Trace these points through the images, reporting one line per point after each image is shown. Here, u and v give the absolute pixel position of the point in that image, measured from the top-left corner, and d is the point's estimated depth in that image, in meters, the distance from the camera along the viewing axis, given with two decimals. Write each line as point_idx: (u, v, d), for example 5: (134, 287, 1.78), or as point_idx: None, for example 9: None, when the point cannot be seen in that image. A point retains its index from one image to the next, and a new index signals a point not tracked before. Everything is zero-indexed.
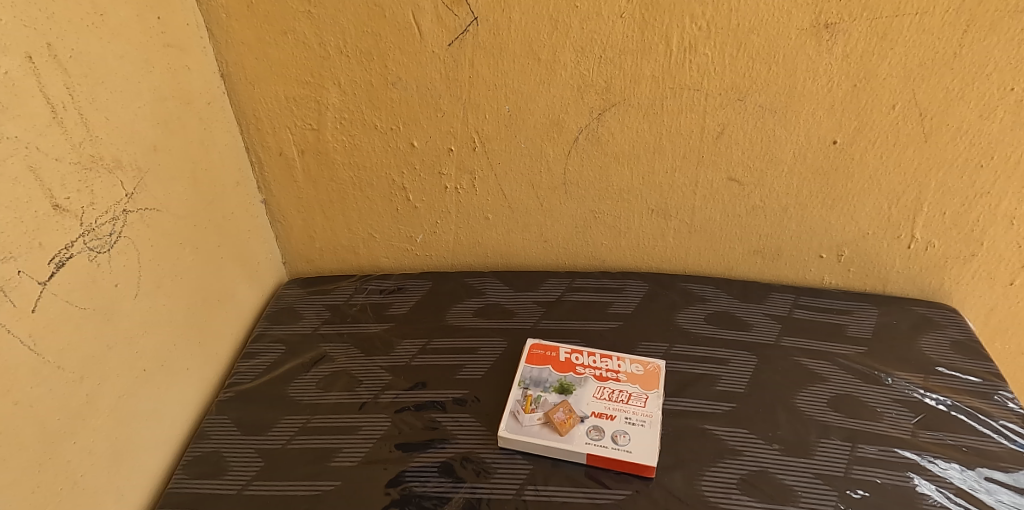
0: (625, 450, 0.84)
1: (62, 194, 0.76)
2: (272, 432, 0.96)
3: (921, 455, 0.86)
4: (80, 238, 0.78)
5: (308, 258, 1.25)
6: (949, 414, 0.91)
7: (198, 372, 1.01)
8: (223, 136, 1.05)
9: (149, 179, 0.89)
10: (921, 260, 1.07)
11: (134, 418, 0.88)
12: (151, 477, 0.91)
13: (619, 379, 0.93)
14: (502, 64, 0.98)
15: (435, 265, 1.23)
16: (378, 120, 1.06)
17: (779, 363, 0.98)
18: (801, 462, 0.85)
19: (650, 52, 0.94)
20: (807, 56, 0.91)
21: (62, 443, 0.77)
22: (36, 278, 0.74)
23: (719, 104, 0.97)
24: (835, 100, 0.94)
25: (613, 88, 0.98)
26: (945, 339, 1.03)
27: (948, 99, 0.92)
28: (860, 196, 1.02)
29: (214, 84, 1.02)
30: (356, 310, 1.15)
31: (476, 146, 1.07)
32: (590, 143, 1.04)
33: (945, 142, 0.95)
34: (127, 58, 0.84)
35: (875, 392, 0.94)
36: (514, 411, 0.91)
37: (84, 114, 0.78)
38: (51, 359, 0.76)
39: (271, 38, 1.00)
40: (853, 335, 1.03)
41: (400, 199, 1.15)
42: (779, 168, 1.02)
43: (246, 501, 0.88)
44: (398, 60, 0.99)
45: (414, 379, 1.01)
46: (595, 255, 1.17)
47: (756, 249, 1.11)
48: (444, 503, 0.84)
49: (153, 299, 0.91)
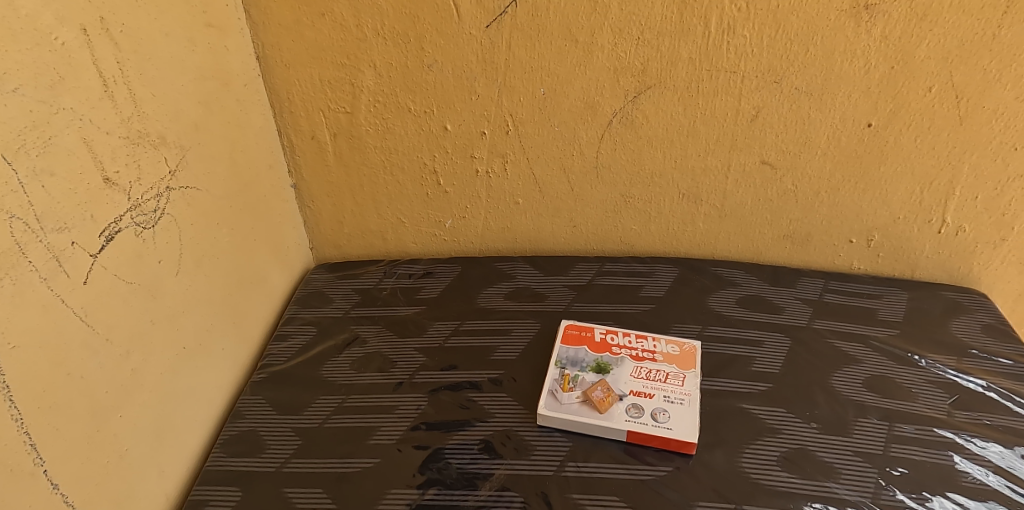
0: (665, 427, 0.85)
1: (112, 167, 0.76)
2: (308, 411, 0.97)
3: (959, 434, 0.87)
4: (127, 213, 0.78)
5: (336, 243, 1.25)
6: (985, 395, 0.92)
7: (232, 353, 1.01)
8: (257, 119, 1.05)
9: (190, 157, 0.89)
10: (952, 245, 1.07)
11: (174, 395, 0.88)
12: (188, 454, 0.91)
13: (656, 359, 0.94)
14: (539, 46, 0.99)
15: (463, 250, 1.24)
16: (412, 103, 1.06)
17: (813, 345, 0.98)
18: (839, 440, 0.85)
19: (688, 34, 0.95)
20: (845, 38, 0.92)
21: (110, 417, 0.77)
22: (88, 250, 0.73)
23: (755, 86, 0.97)
24: (871, 83, 0.95)
25: (649, 70, 0.98)
26: (975, 322, 1.03)
27: (985, 81, 0.92)
28: (893, 180, 1.03)
29: (250, 67, 1.02)
30: (386, 293, 1.16)
31: (510, 130, 1.07)
32: (624, 127, 1.04)
33: (980, 125, 0.96)
34: (172, 36, 0.85)
35: (909, 373, 0.95)
36: (552, 389, 0.91)
37: (133, 89, 0.78)
38: (101, 331, 0.75)
39: (309, 20, 1.00)
40: (884, 319, 1.04)
41: (431, 183, 1.15)
42: (812, 151, 1.02)
43: (285, 478, 0.88)
44: (435, 42, 1.00)
45: (448, 360, 1.01)
46: (623, 240, 1.18)
47: (786, 234, 1.12)
48: (485, 480, 0.84)
49: (193, 278, 0.91)
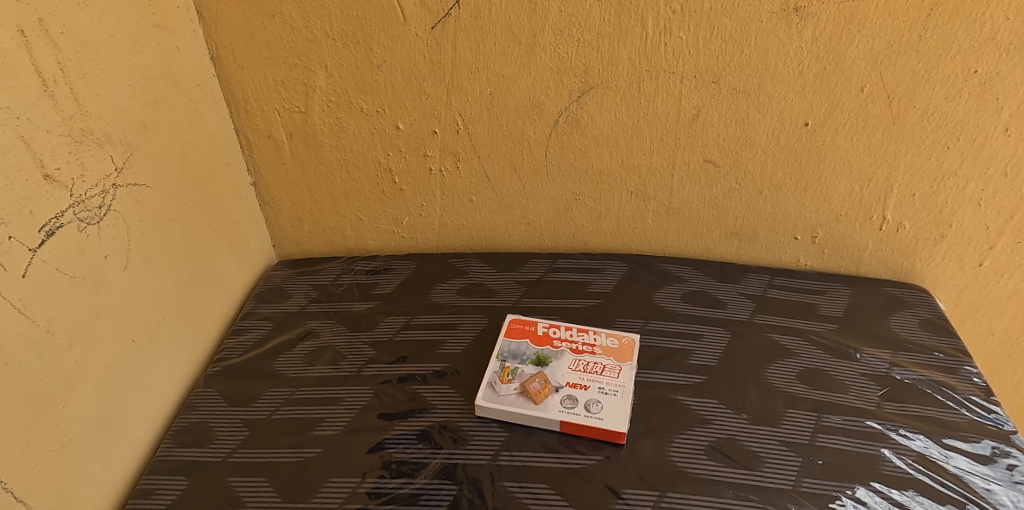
0: (597, 417, 0.87)
1: (52, 165, 0.79)
2: (257, 403, 0.99)
3: (885, 425, 0.89)
4: (70, 209, 0.81)
5: (297, 240, 1.27)
6: (915, 387, 0.94)
7: (187, 347, 1.03)
8: (212, 118, 1.07)
9: (138, 155, 0.92)
10: (893, 242, 1.10)
11: (123, 387, 0.91)
12: (139, 445, 0.93)
13: (595, 352, 0.96)
14: (483, 46, 1.01)
15: (420, 247, 1.26)
16: (364, 103, 1.09)
17: (752, 339, 1.01)
18: (767, 430, 0.88)
19: (626, 35, 0.97)
20: (778, 39, 0.95)
21: (51, 407, 0.80)
22: (26, 245, 0.76)
23: (694, 86, 1.00)
24: (805, 83, 0.98)
25: (591, 71, 1.01)
26: (914, 317, 1.05)
27: (914, 81, 0.96)
28: (831, 179, 1.05)
29: (204, 67, 1.05)
30: (343, 289, 1.18)
31: (460, 129, 1.09)
32: (570, 126, 1.07)
33: (912, 125, 0.99)
34: (117, 37, 0.87)
35: (843, 366, 0.97)
36: (492, 381, 0.94)
37: (74, 88, 0.81)
38: (41, 323, 0.79)
39: (260, 21, 1.03)
40: (825, 313, 1.06)
41: (386, 182, 1.17)
42: (753, 149, 1.05)
43: (230, 467, 0.90)
44: (383, 43, 1.02)
45: (397, 353, 1.03)
46: (576, 237, 1.20)
47: (733, 232, 1.14)
48: (421, 469, 0.87)
49: (142, 273, 0.93)
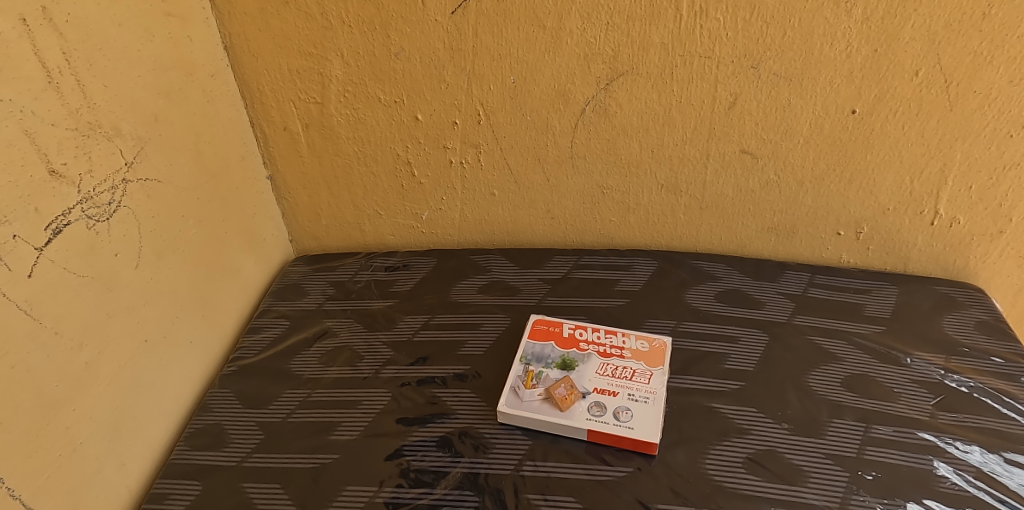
0: (627, 427, 0.82)
1: (59, 159, 0.75)
2: (273, 405, 0.95)
3: (940, 437, 0.83)
4: (78, 205, 0.78)
5: (315, 236, 1.23)
6: (971, 396, 0.87)
7: (202, 346, 1.00)
8: (226, 109, 1.04)
9: (150, 149, 0.88)
10: (945, 238, 1.02)
11: (136, 388, 0.87)
12: (152, 447, 0.90)
13: (624, 356, 0.91)
14: (506, 32, 0.96)
15: (440, 242, 1.21)
16: (382, 93, 1.04)
17: (792, 341, 0.95)
18: (811, 442, 0.82)
19: (659, 17, 0.91)
20: (824, 19, 0.88)
21: (60, 410, 0.77)
22: (33, 244, 0.73)
23: (732, 71, 0.94)
24: (853, 67, 0.91)
25: (621, 56, 0.95)
26: (968, 319, 0.98)
27: (975, 63, 0.88)
28: (879, 170, 0.98)
29: (218, 57, 1.01)
30: (361, 286, 1.14)
31: (481, 119, 1.04)
32: (598, 115, 1.01)
33: (972, 111, 0.92)
34: (125, 26, 0.84)
35: (891, 372, 0.90)
36: (515, 386, 0.89)
37: (81, 80, 0.78)
38: (49, 324, 0.75)
39: (273, 8, 0.98)
40: (871, 315, 0.99)
41: (405, 175, 1.12)
42: (794, 139, 0.98)
43: (244, 472, 0.87)
44: (401, 29, 0.98)
45: (416, 354, 0.99)
46: (603, 232, 1.14)
47: (770, 227, 1.08)
48: (441, 478, 0.82)
49: (155, 270, 0.90)
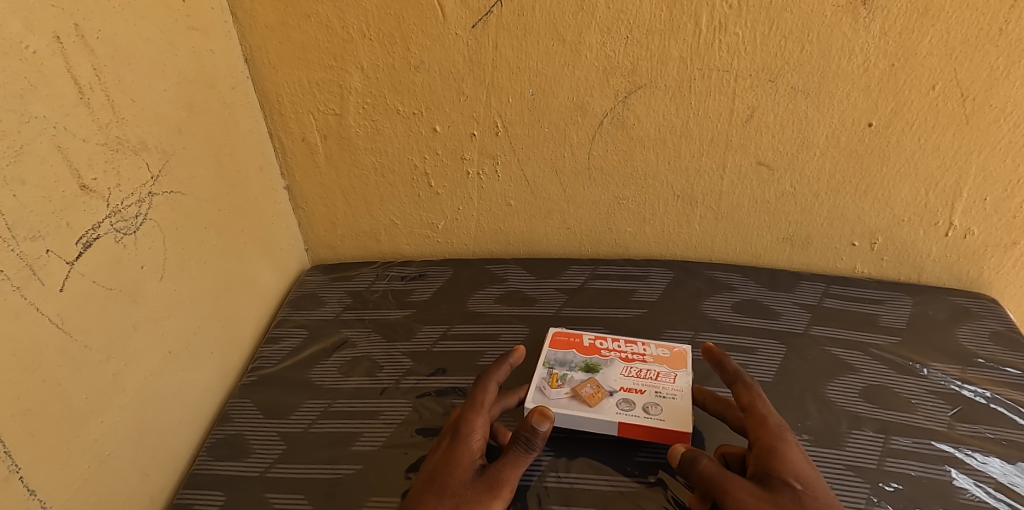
0: (658, 420, 0.83)
1: (89, 175, 0.76)
2: (294, 415, 0.95)
3: (958, 448, 0.83)
4: (106, 219, 0.78)
5: (331, 244, 1.24)
6: (988, 407, 0.88)
7: (222, 357, 1.00)
8: (246, 121, 1.04)
9: (174, 161, 0.89)
10: (959, 248, 1.03)
11: (160, 399, 0.88)
12: (175, 458, 0.90)
13: (647, 360, 0.92)
14: (526, 46, 0.97)
15: (456, 251, 1.22)
16: (400, 104, 1.05)
17: (809, 352, 0.96)
18: (831, 453, 0.83)
19: (678, 31, 0.92)
20: (842, 34, 0.89)
21: (87, 423, 0.77)
22: (64, 258, 0.74)
23: (750, 84, 0.95)
24: (871, 81, 0.92)
25: (639, 70, 0.96)
26: (983, 329, 0.99)
27: (991, 78, 0.89)
28: (895, 181, 0.99)
29: (238, 69, 1.02)
30: (378, 296, 1.14)
31: (499, 131, 1.05)
32: (615, 127, 1.02)
33: (988, 124, 0.93)
34: (152, 41, 0.85)
35: (909, 383, 0.91)
36: (540, 387, 0.89)
37: (111, 96, 0.78)
38: (78, 337, 0.76)
39: (295, 21, 0.99)
40: (886, 325, 1.00)
41: (422, 185, 1.13)
42: (811, 151, 0.99)
43: (268, 483, 0.87)
44: (421, 43, 0.98)
45: (436, 364, 1.00)
46: (619, 242, 1.15)
47: (785, 237, 1.08)
48: None
49: (179, 281, 0.90)
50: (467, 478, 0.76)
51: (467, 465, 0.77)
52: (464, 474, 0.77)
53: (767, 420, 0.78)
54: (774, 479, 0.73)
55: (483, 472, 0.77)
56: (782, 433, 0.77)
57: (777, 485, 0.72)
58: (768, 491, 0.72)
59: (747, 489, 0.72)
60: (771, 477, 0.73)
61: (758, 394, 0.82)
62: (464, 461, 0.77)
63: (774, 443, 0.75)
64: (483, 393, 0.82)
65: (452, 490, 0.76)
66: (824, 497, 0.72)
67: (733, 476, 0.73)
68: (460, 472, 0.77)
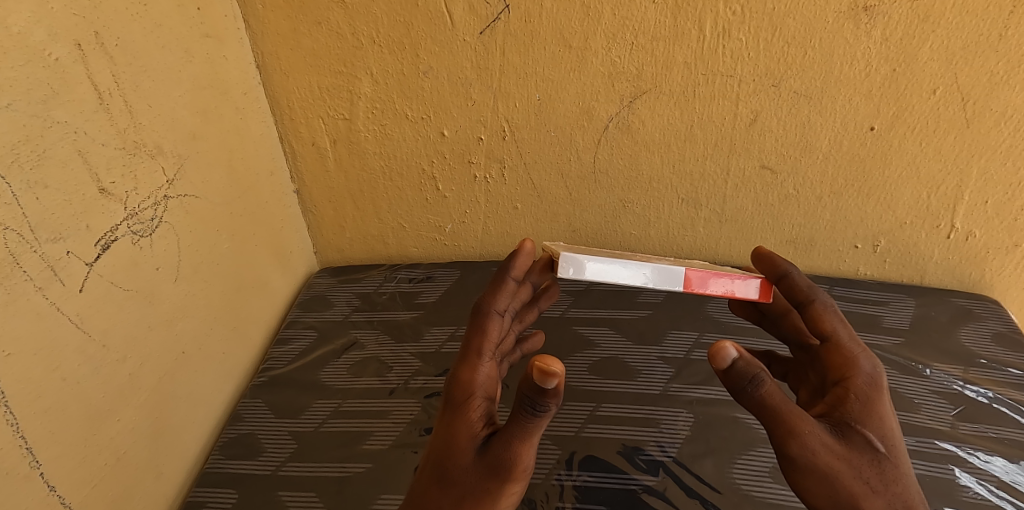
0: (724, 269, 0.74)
1: (108, 179, 0.78)
2: (305, 415, 0.97)
3: (961, 447, 0.84)
4: (124, 222, 0.80)
5: (339, 247, 1.25)
6: (991, 407, 0.89)
7: (233, 358, 1.02)
8: (257, 126, 1.06)
9: (189, 166, 0.91)
10: (962, 250, 1.04)
11: (174, 399, 0.89)
12: (188, 457, 0.92)
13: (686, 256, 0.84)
14: (533, 52, 0.98)
15: (463, 254, 1.23)
16: (409, 109, 1.06)
17: None
18: None
19: (683, 37, 0.94)
20: (844, 40, 0.91)
21: (104, 421, 0.79)
22: (84, 260, 0.76)
23: (754, 89, 0.96)
24: (872, 85, 0.93)
25: (644, 75, 0.97)
26: (985, 330, 1.00)
27: (991, 83, 0.91)
28: (897, 185, 1.01)
29: (250, 75, 1.04)
30: (387, 297, 1.16)
31: (506, 135, 1.07)
32: (620, 131, 1.03)
33: (988, 128, 0.94)
34: (168, 48, 0.87)
35: (912, 383, 0.92)
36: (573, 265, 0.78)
37: (129, 101, 0.80)
38: (97, 337, 0.77)
39: (306, 28, 1.01)
40: (889, 327, 1.01)
41: (430, 188, 1.15)
42: (814, 155, 1.00)
43: (280, 481, 0.89)
44: (430, 49, 1.00)
45: (444, 365, 1.01)
46: (624, 245, 1.16)
47: (788, 240, 1.10)
48: None
49: (193, 283, 0.92)
50: (469, 461, 0.66)
51: (467, 444, 0.67)
52: (465, 458, 0.67)
53: (854, 360, 0.72)
54: (853, 430, 0.67)
55: (485, 448, 0.67)
56: (871, 379, 0.70)
57: (858, 440, 0.67)
58: (845, 444, 0.67)
59: (821, 437, 0.66)
60: (852, 430, 0.67)
61: (843, 324, 0.74)
62: (462, 441, 0.67)
63: (862, 392, 0.69)
64: (472, 373, 0.69)
65: (455, 474, 0.67)
66: (903, 463, 0.67)
67: (808, 418, 0.66)
68: (461, 454, 0.67)
